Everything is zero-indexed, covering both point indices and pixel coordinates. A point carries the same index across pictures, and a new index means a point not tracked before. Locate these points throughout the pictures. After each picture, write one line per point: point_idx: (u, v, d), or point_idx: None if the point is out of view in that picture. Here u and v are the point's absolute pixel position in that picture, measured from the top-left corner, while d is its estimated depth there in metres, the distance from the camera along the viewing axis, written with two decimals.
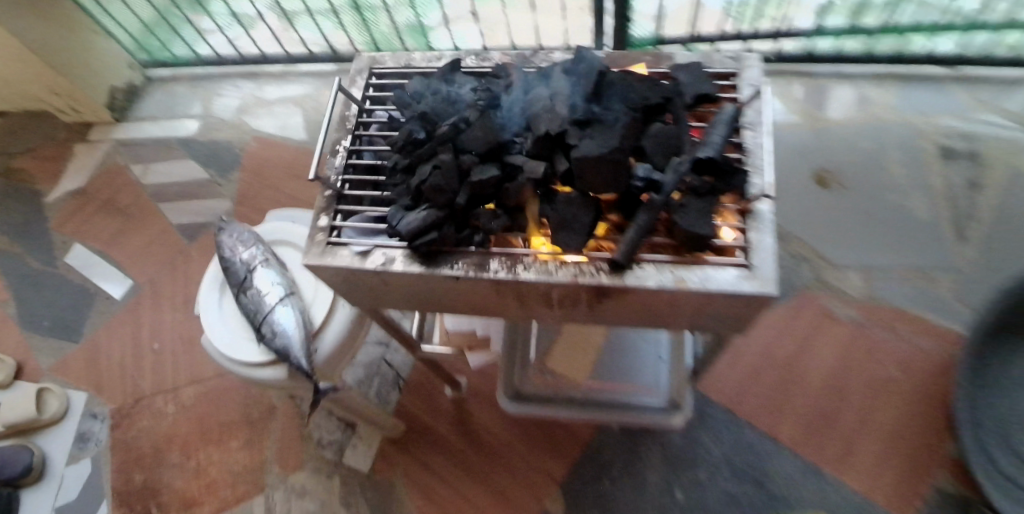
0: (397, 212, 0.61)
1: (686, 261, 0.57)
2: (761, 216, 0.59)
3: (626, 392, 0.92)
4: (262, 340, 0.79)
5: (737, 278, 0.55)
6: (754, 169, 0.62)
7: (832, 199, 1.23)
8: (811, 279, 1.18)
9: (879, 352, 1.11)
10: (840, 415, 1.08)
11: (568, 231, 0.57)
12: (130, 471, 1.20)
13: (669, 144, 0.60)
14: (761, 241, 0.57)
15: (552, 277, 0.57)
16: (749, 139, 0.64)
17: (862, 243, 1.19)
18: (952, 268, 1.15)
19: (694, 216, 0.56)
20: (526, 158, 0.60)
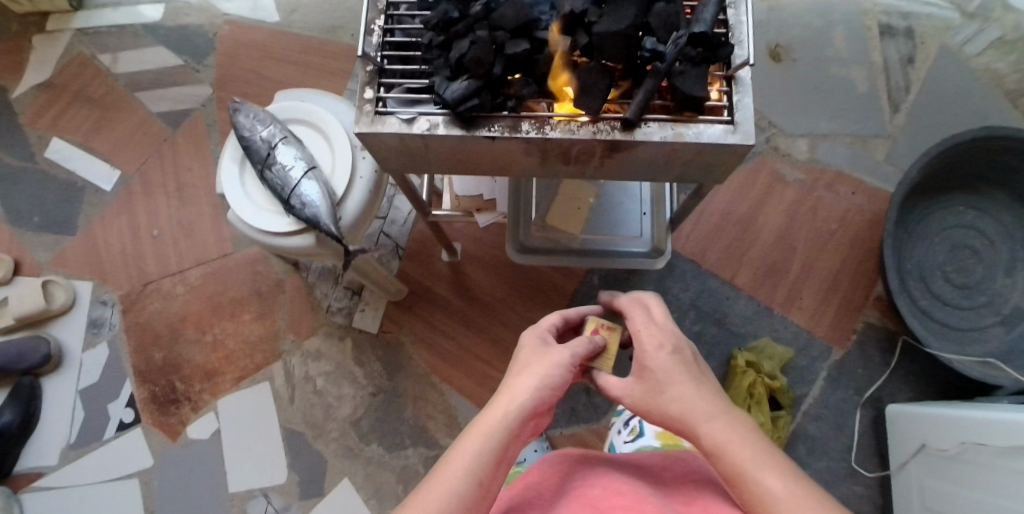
0: (441, 83, 0.67)
1: (683, 120, 0.68)
2: (742, 81, 0.70)
3: (615, 243, 1.07)
4: (291, 210, 0.89)
5: (725, 133, 0.67)
6: (736, 42, 0.72)
7: (784, 73, 1.36)
8: (765, 147, 1.32)
9: (821, 209, 1.28)
10: (787, 264, 1.26)
11: (588, 97, 0.66)
12: (149, 350, 1.29)
13: (671, 20, 0.68)
14: (742, 100, 0.68)
15: (575, 135, 0.67)
16: (732, 16, 0.73)
17: (810, 114, 1.33)
18: (885, 135, 1.31)
19: (690, 82, 0.67)
20: (553, 34, 0.68)
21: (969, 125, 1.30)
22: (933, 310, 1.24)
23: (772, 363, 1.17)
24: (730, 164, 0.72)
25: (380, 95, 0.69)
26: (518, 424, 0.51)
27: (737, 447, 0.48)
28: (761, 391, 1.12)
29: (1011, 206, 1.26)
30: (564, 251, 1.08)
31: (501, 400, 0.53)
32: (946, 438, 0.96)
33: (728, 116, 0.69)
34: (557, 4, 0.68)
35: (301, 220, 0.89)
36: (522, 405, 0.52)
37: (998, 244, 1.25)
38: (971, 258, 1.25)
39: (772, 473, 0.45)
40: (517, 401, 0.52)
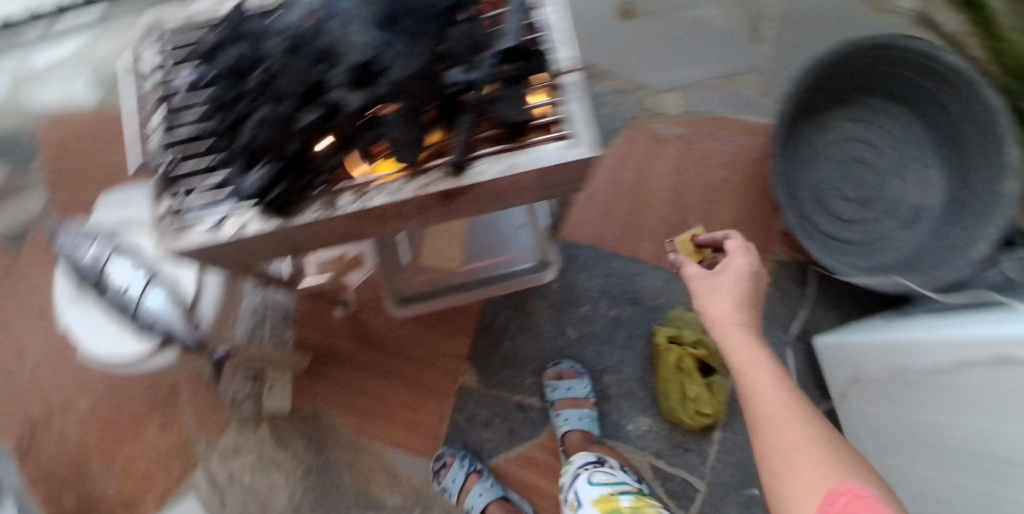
0: (238, 176, 0.72)
1: (517, 148, 0.71)
2: (570, 86, 0.72)
3: (500, 265, 1.07)
4: (139, 329, 0.93)
5: (564, 148, 0.70)
6: (554, 43, 0.73)
7: (637, 31, 1.30)
8: (637, 110, 1.27)
9: (706, 158, 1.25)
10: (687, 223, 1.22)
11: (402, 151, 0.69)
12: (58, 496, 1.18)
13: (472, 43, 0.69)
14: (574, 110, 0.71)
15: (401, 194, 0.70)
16: (544, 15, 0.74)
17: (673, 64, 1.29)
18: (751, 68, 1.28)
19: (508, 106, 0.70)
20: (343, 90, 0.66)
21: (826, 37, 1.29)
22: (836, 230, 1.23)
23: (693, 329, 1.15)
24: (574, 174, 0.76)
25: (179, 205, 0.73)
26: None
27: (778, 411, 0.64)
28: (689, 363, 1.11)
29: (889, 108, 1.24)
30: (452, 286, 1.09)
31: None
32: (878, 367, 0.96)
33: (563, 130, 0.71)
34: (336, 57, 0.66)
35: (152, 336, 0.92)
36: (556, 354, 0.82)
37: (884, 149, 1.24)
38: (864, 170, 1.24)
39: (798, 428, 0.63)
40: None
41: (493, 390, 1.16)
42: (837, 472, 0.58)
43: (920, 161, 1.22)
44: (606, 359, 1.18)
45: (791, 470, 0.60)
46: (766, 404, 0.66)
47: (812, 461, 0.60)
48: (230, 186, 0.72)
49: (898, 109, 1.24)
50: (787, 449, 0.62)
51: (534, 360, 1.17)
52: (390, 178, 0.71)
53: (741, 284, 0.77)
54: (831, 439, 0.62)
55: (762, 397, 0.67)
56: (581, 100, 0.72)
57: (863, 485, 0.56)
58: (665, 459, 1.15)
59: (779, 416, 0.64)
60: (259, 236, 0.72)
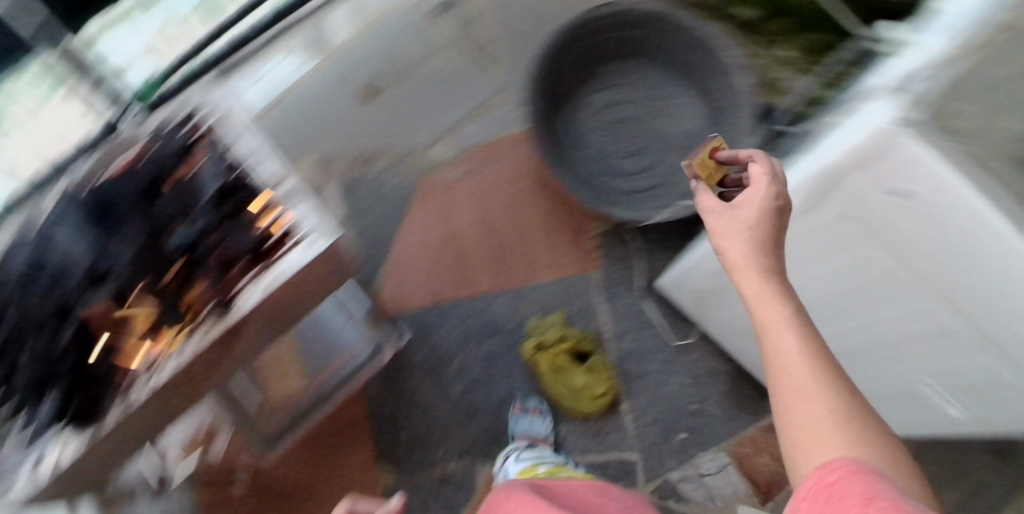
0: (34, 413, 0.75)
1: (267, 267, 0.77)
2: (288, 196, 0.80)
3: (343, 363, 1.18)
4: None
5: (304, 249, 0.76)
6: (258, 166, 0.81)
7: (385, 107, 1.30)
8: (418, 171, 1.35)
9: (495, 183, 1.33)
10: (506, 244, 1.30)
11: (165, 318, 0.78)
12: None
13: (178, 205, 0.79)
14: (300, 213, 0.79)
15: (182, 358, 0.74)
16: (241, 145, 0.82)
17: (428, 117, 1.35)
18: (497, 92, 1.37)
19: (238, 238, 0.79)
20: (86, 297, 0.76)
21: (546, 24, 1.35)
22: (636, 185, 1.30)
23: (553, 329, 1.23)
24: (334, 262, 0.82)
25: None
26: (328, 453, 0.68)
27: (795, 375, 0.50)
28: (563, 360, 1.19)
29: (623, 68, 1.36)
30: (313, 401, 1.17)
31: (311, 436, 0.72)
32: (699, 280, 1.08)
33: (301, 232, 0.78)
34: (69, 274, 0.76)
35: None
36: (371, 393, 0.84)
37: (638, 100, 1.35)
38: (630, 126, 1.34)
39: (819, 402, 0.48)
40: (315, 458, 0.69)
41: (414, 477, 1.18)
42: (846, 448, 0.45)
43: (668, 94, 1.34)
44: (500, 394, 1.22)
45: (788, 438, 0.49)
46: (783, 367, 0.51)
47: (812, 435, 0.47)
48: (32, 424, 0.75)
49: (631, 61, 1.35)
50: (801, 436, 0.48)
51: (436, 430, 1.20)
52: (170, 347, 0.77)
53: (765, 213, 0.59)
54: (853, 412, 0.48)
55: (778, 366, 0.51)
56: (303, 201, 0.80)
57: (858, 460, 0.44)
58: (592, 450, 1.23)
59: (787, 388, 0.50)
60: (78, 460, 0.74)
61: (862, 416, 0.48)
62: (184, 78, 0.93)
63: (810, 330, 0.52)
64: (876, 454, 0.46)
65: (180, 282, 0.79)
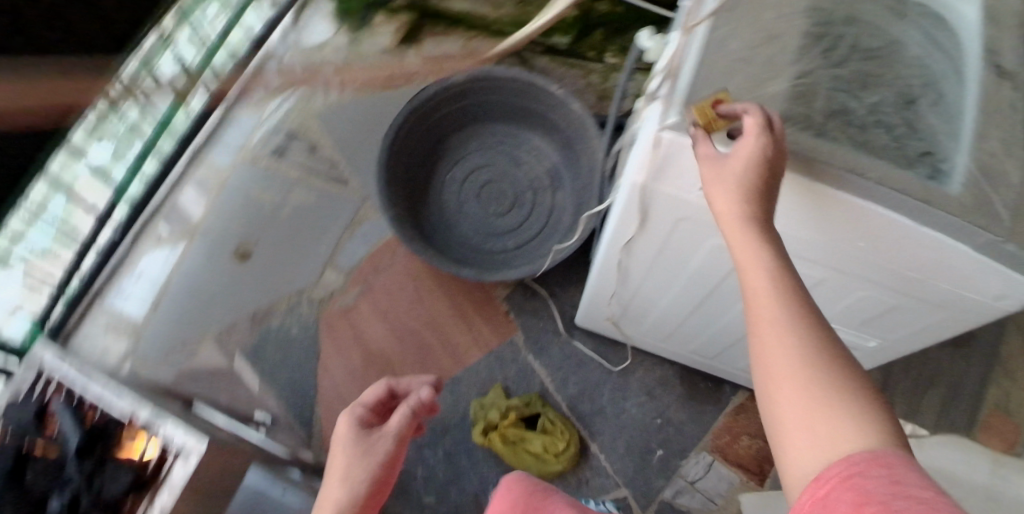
0: None
1: (153, 494, 0.85)
2: (151, 421, 0.88)
3: None
4: None
5: (184, 464, 0.84)
6: (116, 407, 0.90)
7: (262, 259, 1.34)
8: (317, 307, 1.32)
9: (392, 287, 1.33)
10: (426, 341, 1.30)
11: None
12: None
13: (51, 473, 0.86)
14: (169, 431, 0.86)
15: None
16: (95, 394, 0.91)
17: (305, 251, 1.34)
18: (361, 202, 1.37)
19: (115, 478, 0.86)
20: None
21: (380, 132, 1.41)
22: (523, 237, 1.32)
23: (495, 407, 1.22)
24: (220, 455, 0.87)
25: None
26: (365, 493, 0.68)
27: (783, 358, 0.56)
28: (515, 433, 1.18)
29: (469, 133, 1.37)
30: None
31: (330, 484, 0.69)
32: (603, 307, 1.12)
33: (174, 449, 0.86)
34: None
35: None
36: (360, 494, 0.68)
37: (495, 157, 1.36)
38: (498, 184, 1.35)
39: (788, 365, 0.56)
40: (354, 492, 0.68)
41: None
42: (855, 439, 0.50)
43: (520, 139, 1.36)
44: (469, 487, 1.22)
45: (765, 394, 0.57)
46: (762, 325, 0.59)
47: (797, 397, 0.54)
48: None
49: (470, 129, 1.36)
50: (796, 419, 0.54)
51: None
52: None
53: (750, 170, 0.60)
54: (834, 373, 0.55)
55: (768, 353, 0.58)
56: (167, 420, 0.87)
57: (871, 447, 0.49)
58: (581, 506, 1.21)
59: (770, 347, 0.58)
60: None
61: (844, 384, 0.54)
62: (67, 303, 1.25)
63: (794, 293, 0.60)
64: (875, 425, 0.51)
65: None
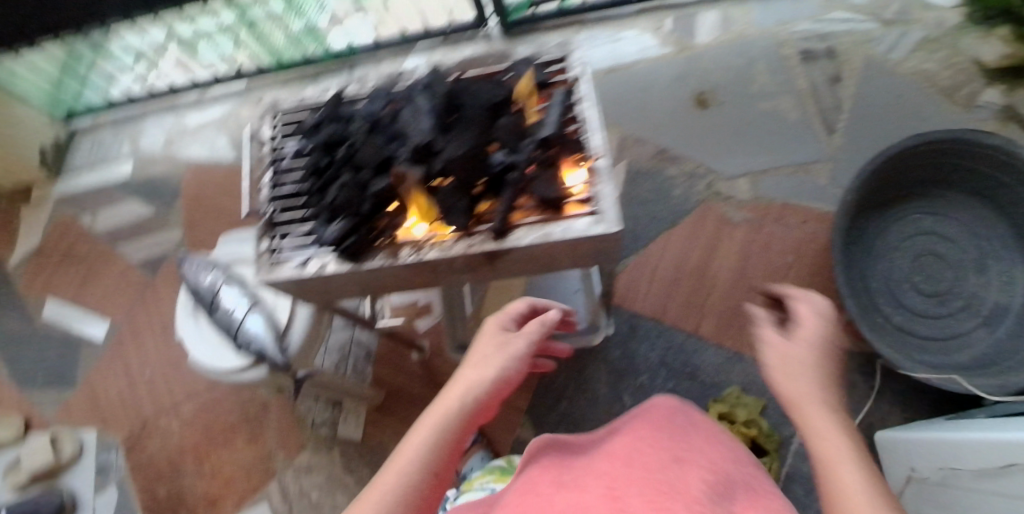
0: (321, 228, 0.68)
1: (551, 220, 0.65)
2: (599, 168, 0.65)
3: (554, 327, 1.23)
4: (240, 348, 0.95)
5: (591, 224, 0.63)
6: (590, 130, 0.67)
7: (713, 119, 1.37)
8: (707, 192, 1.33)
9: (775, 243, 1.28)
10: (753, 304, 1.26)
11: (450, 218, 0.65)
12: (154, 486, 1.33)
13: (517, 130, 0.67)
14: (605, 189, 0.64)
15: (450, 252, 0.65)
16: (583, 111, 0.69)
17: (750, 149, 1.34)
18: (825, 158, 1.32)
19: (545, 184, 0.65)
20: (408, 165, 0.65)
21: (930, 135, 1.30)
22: (908, 324, 1.23)
23: (746, 410, 1.16)
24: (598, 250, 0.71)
25: (274, 243, 0.70)
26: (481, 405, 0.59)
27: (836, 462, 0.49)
28: (738, 440, 1.11)
29: (967, 206, 1.25)
30: None
31: (461, 385, 0.61)
32: (928, 466, 0.96)
33: (593, 206, 0.64)
34: (404, 137, 0.67)
35: (250, 355, 0.95)
36: (483, 392, 0.60)
37: (961, 246, 1.25)
38: (936, 265, 1.25)
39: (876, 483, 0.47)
40: (475, 391, 0.60)
41: None
42: None
43: (999, 256, 1.22)
44: None
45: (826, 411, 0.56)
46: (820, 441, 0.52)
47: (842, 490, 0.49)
48: (315, 234, 0.70)
49: (988, 211, 1.24)
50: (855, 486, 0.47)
51: (587, 420, 1.22)
52: (440, 239, 0.66)
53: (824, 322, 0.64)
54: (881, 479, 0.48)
55: (819, 452, 0.51)
56: (609, 178, 0.64)
57: None
58: None
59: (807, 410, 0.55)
60: (337, 276, 0.68)
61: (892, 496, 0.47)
62: (558, 7, 1.50)
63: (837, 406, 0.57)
64: None
65: (459, 190, 0.65)
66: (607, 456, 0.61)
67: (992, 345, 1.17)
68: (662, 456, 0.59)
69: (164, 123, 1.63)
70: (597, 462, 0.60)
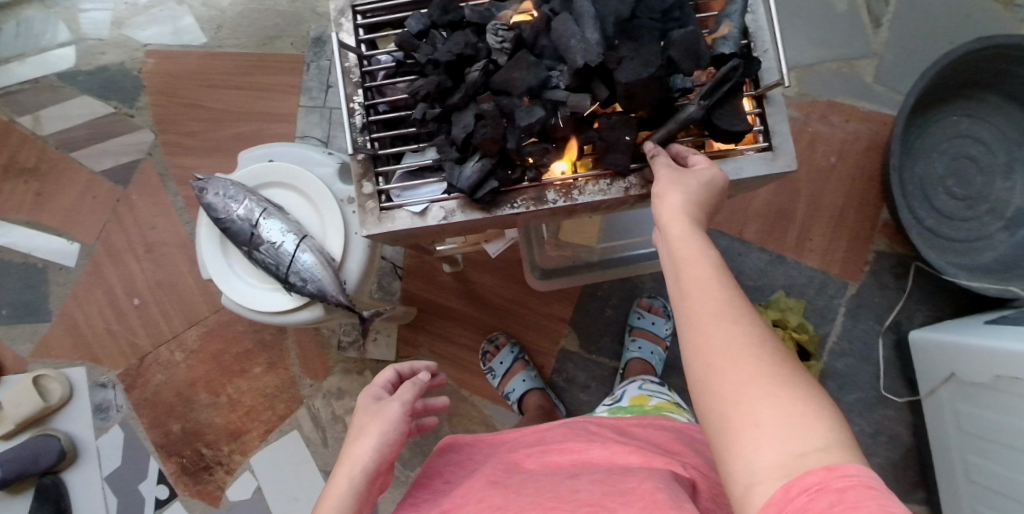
0: (453, 168, 0.68)
1: (718, 155, 0.69)
2: (772, 99, 0.70)
3: (635, 247, 1.04)
4: (293, 288, 0.89)
5: (765, 161, 0.68)
6: (760, 52, 0.70)
7: None
8: None
9: (819, 143, 1.25)
10: (796, 207, 1.25)
11: (612, 156, 0.66)
12: (165, 422, 1.23)
13: (695, 48, 0.64)
14: (777, 124, 0.69)
15: (607, 194, 0.68)
16: (751, 22, 0.71)
17: (797, 41, 1.27)
18: (871, 53, 1.26)
19: (726, 115, 0.66)
20: (568, 92, 0.66)
21: (977, 32, 1.25)
22: (938, 226, 1.25)
23: (794, 314, 1.17)
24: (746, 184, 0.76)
25: (381, 189, 0.71)
26: (366, 485, 0.59)
27: (736, 353, 0.44)
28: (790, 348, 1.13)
29: (1003, 107, 1.24)
30: (591, 265, 1.06)
31: (343, 470, 0.60)
32: (979, 371, 1.00)
33: (763, 142, 0.69)
34: (567, 57, 0.64)
35: (305, 295, 0.90)
36: (365, 468, 0.59)
37: (994, 149, 1.25)
38: (970, 168, 1.25)
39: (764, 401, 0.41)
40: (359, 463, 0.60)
41: (591, 356, 1.20)
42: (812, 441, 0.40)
43: None
44: None
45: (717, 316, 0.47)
46: (715, 327, 0.46)
47: (764, 394, 0.42)
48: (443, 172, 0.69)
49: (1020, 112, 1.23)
50: (740, 412, 0.42)
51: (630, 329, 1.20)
52: (592, 176, 0.68)
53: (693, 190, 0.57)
54: (781, 380, 0.42)
55: (701, 347, 0.46)
56: (782, 112, 0.69)
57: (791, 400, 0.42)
58: None
59: (699, 324, 0.47)
60: (463, 222, 0.70)
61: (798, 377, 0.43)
62: None
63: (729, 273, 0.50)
64: (806, 423, 0.40)
65: (626, 125, 0.65)
66: (491, 480, 0.61)
67: (1014, 246, 1.21)
68: (555, 477, 0.60)
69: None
70: (479, 488, 0.60)
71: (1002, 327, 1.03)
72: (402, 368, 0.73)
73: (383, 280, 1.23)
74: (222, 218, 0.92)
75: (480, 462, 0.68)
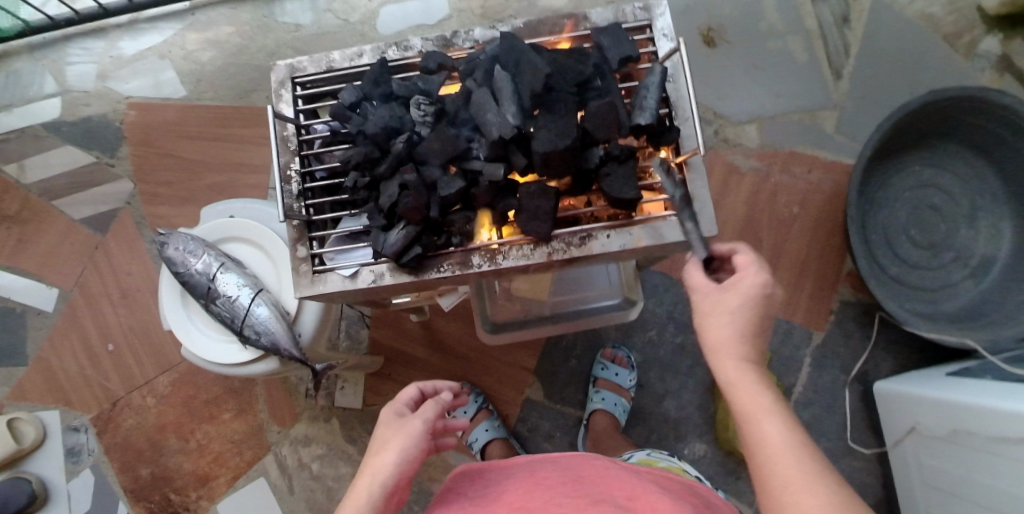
0: (379, 235, 0.70)
1: (640, 220, 0.70)
2: (693, 165, 0.71)
3: (586, 301, 1.07)
4: (247, 340, 0.91)
5: (685, 226, 0.69)
6: (681, 121, 0.72)
7: (721, 58, 1.31)
8: (714, 139, 1.28)
9: (781, 193, 1.26)
10: (759, 256, 1.26)
11: (531, 223, 0.68)
12: (135, 467, 1.25)
13: (609, 117, 0.66)
14: (698, 190, 0.70)
15: (530, 259, 0.70)
16: (671, 91, 0.73)
17: (758, 93, 1.29)
18: (831, 104, 1.28)
19: (619, 182, 0.67)
20: (486, 162, 0.69)
21: (935, 83, 1.27)
22: (902, 274, 1.26)
23: None
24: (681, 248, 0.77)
25: (314, 252, 0.73)
26: (385, 501, 0.56)
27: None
28: None
29: (964, 155, 1.25)
30: (541, 318, 1.08)
31: (363, 482, 0.57)
32: (938, 425, 1.00)
33: (685, 207, 0.71)
34: (484, 129, 0.67)
35: (260, 348, 0.92)
36: (385, 482, 0.56)
37: (955, 196, 1.26)
38: (933, 216, 1.26)
39: None
40: (381, 478, 0.57)
41: (555, 405, 1.21)
42: None
43: (989, 206, 1.24)
44: (670, 382, 1.20)
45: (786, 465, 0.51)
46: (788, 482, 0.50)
47: None
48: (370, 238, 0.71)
49: (981, 162, 1.24)
50: None
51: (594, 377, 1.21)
52: (516, 241, 0.70)
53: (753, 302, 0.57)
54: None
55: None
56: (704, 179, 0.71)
57: None
58: (718, 485, 1.16)
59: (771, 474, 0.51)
60: (393, 285, 0.72)
61: None
62: None
63: (793, 421, 0.54)
64: None
65: (546, 194, 0.67)
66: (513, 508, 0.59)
67: (980, 294, 1.21)
68: (579, 499, 0.58)
69: (95, 52, 1.38)
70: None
71: (962, 380, 1.03)
72: (426, 386, 0.71)
73: (351, 329, 1.25)
74: (181, 272, 0.95)
75: (500, 483, 0.65)
